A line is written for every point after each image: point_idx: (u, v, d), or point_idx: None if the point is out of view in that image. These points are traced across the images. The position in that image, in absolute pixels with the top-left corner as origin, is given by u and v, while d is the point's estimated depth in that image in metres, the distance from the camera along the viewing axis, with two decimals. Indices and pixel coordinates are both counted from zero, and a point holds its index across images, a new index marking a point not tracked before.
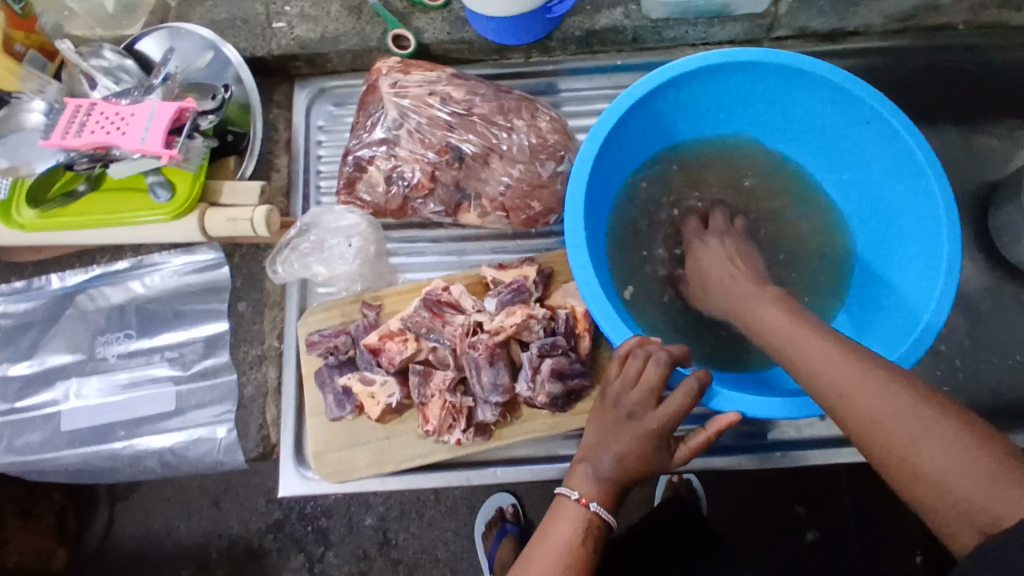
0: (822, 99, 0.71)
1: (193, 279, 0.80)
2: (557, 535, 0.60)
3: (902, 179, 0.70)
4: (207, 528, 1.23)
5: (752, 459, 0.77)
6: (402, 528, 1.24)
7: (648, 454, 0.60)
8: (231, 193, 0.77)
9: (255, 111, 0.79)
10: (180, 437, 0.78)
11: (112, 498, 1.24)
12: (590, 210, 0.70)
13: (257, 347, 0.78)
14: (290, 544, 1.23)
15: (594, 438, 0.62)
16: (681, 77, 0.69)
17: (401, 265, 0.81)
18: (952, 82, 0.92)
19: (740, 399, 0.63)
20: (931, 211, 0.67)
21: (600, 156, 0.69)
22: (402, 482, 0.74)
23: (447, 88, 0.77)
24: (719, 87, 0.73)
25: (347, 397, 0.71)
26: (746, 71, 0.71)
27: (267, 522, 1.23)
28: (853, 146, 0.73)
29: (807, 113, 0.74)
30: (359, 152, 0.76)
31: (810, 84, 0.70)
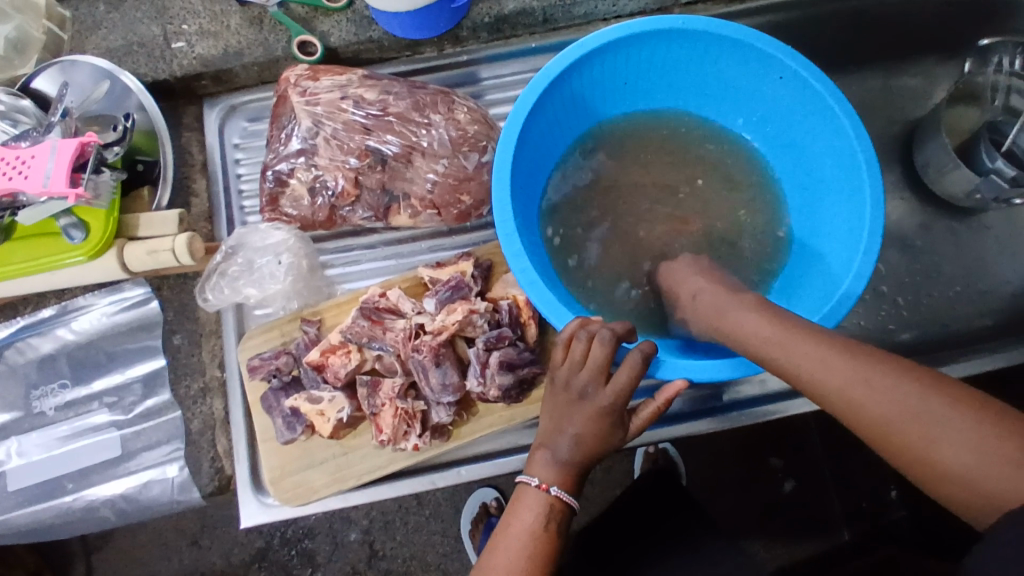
0: (735, 60, 0.72)
1: (123, 318, 0.77)
2: (521, 523, 0.59)
3: (820, 129, 0.70)
4: (189, 568, 1.20)
5: (712, 421, 0.78)
6: (387, 538, 1.22)
7: (603, 432, 0.60)
8: (148, 225, 0.74)
9: (163, 136, 0.76)
10: (132, 482, 0.75)
11: (87, 551, 1.21)
12: (517, 197, 0.69)
13: (199, 379, 0.75)
14: (277, 570, 1.21)
15: (549, 424, 0.62)
16: (593, 52, 0.69)
17: (339, 275, 0.79)
18: (862, 26, 0.93)
19: (684, 366, 0.63)
20: (851, 159, 0.68)
21: (520, 141, 0.68)
22: (366, 496, 0.72)
23: (359, 90, 0.75)
24: (632, 59, 0.73)
25: (296, 418, 0.69)
26: (656, 40, 0.71)
27: (249, 553, 1.21)
28: (771, 104, 0.74)
29: (723, 76, 0.74)
30: (278, 166, 0.75)
31: (720, 46, 0.71)
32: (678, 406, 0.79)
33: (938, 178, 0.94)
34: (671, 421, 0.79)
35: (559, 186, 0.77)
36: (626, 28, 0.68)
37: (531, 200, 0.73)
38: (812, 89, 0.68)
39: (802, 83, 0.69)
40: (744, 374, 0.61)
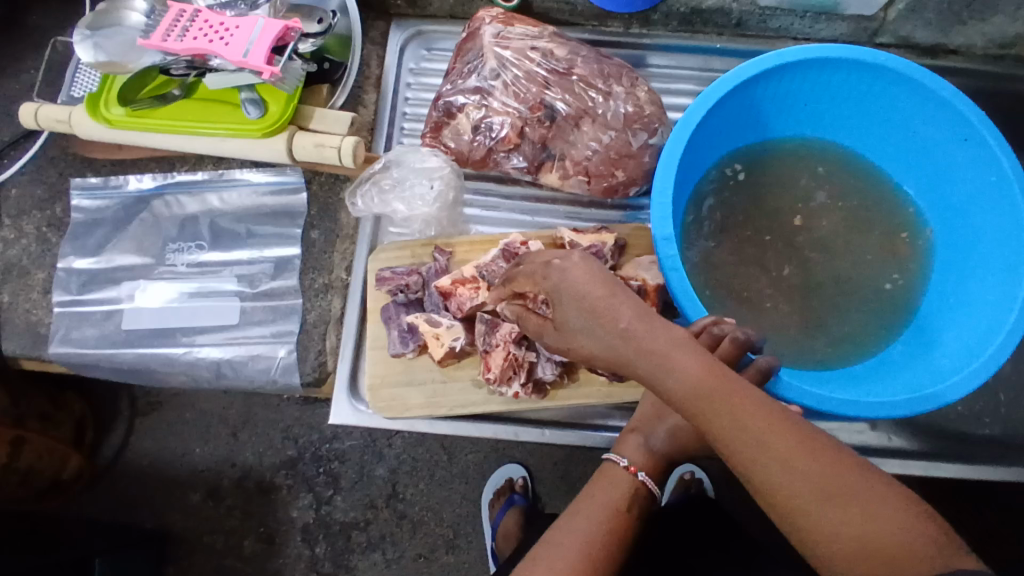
0: (922, 112, 0.71)
1: (271, 199, 0.81)
2: (601, 499, 0.59)
3: (986, 197, 0.69)
4: (222, 456, 1.26)
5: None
6: (411, 483, 1.25)
7: (705, 430, 0.60)
8: (321, 119, 0.77)
9: (355, 45, 0.80)
10: (239, 352, 0.77)
11: (134, 412, 1.26)
12: (677, 183, 0.69)
13: (324, 276, 0.78)
14: (300, 482, 1.25)
15: (652, 409, 0.63)
16: (785, 65, 0.69)
17: (473, 212, 0.81)
18: None
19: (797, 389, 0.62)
20: (1015, 239, 0.66)
21: (695, 131, 0.69)
22: (450, 428, 0.74)
23: (548, 44, 0.76)
24: (817, 82, 0.73)
25: (410, 335, 0.71)
26: (847, 70, 0.71)
27: (280, 458, 1.26)
28: (944, 167, 0.72)
29: (904, 124, 0.73)
30: (452, 98, 0.78)
31: (913, 92, 0.70)
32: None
33: None
34: None
35: (712, 185, 0.76)
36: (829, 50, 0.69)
37: (686, 191, 0.73)
38: (995, 161, 0.67)
39: (987, 151, 0.67)
40: (862, 414, 0.61)
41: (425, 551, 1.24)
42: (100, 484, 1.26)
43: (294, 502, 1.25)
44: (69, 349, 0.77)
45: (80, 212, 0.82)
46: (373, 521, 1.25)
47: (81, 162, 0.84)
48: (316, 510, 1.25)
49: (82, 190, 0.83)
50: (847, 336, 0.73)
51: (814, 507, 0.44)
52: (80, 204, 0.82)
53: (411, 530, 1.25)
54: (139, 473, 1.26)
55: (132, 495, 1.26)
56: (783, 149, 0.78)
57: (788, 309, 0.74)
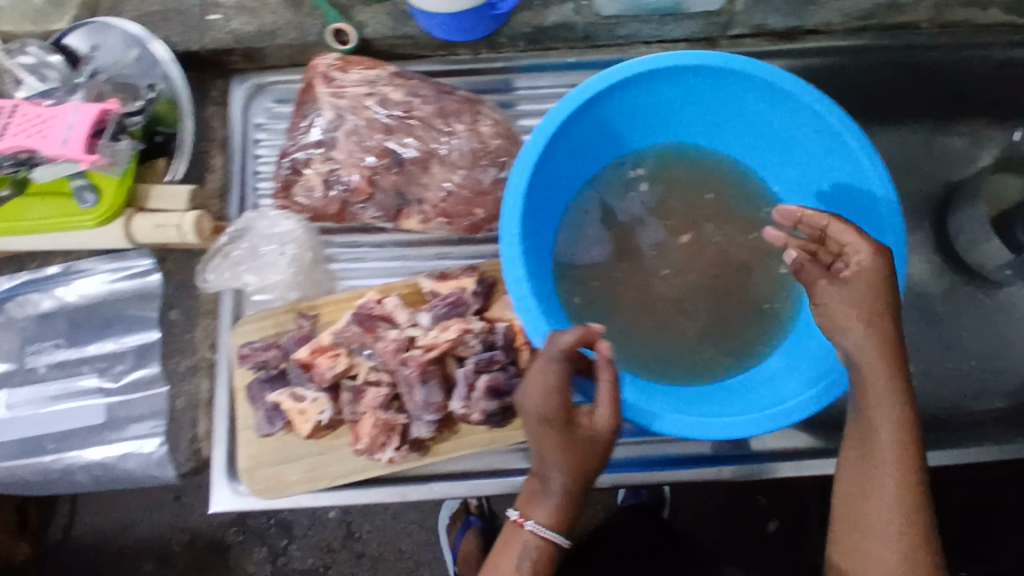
0: (778, 111, 0.69)
1: (123, 285, 0.77)
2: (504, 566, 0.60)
3: (849, 186, 0.67)
4: (169, 521, 1.21)
5: (694, 472, 0.75)
6: (366, 521, 1.22)
7: (562, 444, 0.58)
8: (159, 197, 0.73)
9: (185, 110, 0.75)
10: (111, 451, 0.74)
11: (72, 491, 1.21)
12: (527, 218, 0.66)
13: (188, 357, 0.75)
14: (253, 536, 1.22)
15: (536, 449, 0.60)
16: (626, 81, 0.66)
17: (339, 266, 0.78)
18: (922, 85, 0.89)
19: (652, 412, 0.61)
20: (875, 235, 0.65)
21: (539, 164, 0.66)
22: (337, 499, 0.72)
23: (386, 88, 0.73)
24: (666, 90, 0.70)
25: (277, 413, 0.69)
26: (693, 75, 0.68)
27: (228, 517, 1.22)
28: (806, 162, 0.71)
29: (762, 123, 0.71)
30: (295, 154, 0.74)
31: (763, 92, 0.68)
32: (656, 452, 0.76)
33: (969, 249, 0.92)
34: (661, 464, 0.76)
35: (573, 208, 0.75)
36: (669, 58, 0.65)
37: (543, 221, 0.71)
38: (852, 158, 0.66)
39: (843, 146, 0.66)
40: (721, 437, 0.60)
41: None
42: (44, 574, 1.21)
43: (249, 557, 1.22)
44: None
45: None
46: (331, 565, 1.22)
47: None
48: (272, 562, 1.22)
49: None
50: (721, 345, 0.73)
51: (876, 497, 0.55)
52: None
53: (371, 568, 1.22)
54: (86, 552, 1.21)
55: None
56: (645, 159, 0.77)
57: (660, 327, 0.74)
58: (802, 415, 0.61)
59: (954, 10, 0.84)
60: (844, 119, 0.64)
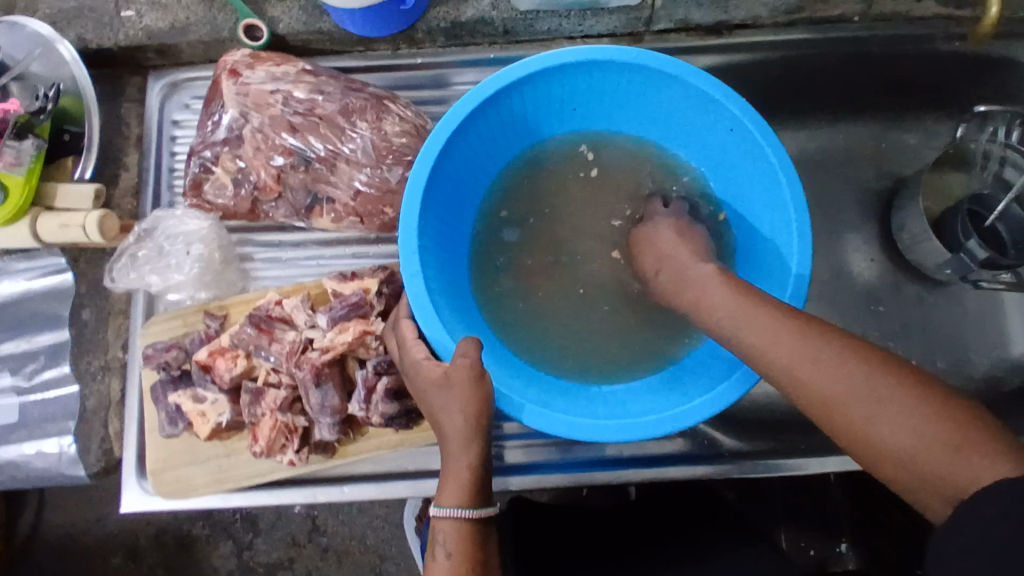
0: (691, 105, 0.67)
1: (37, 285, 0.76)
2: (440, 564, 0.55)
3: (760, 182, 0.66)
4: (136, 517, 1.23)
5: (607, 474, 0.74)
6: (331, 515, 1.23)
7: (462, 393, 0.57)
8: (63, 198, 0.73)
9: (92, 106, 0.75)
10: (23, 450, 0.74)
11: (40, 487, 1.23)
12: (428, 217, 0.65)
13: (100, 358, 0.75)
14: (219, 531, 1.23)
15: (442, 423, 0.58)
16: (531, 77, 0.65)
17: (254, 264, 0.77)
18: (858, 77, 0.87)
19: (545, 417, 0.60)
20: (785, 233, 0.65)
21: (440, 164, 0.64)
22: (246, 500, 0.71)
23: (291, 86, 0.72)
24: (577, 84, 0.68)
25: (179, 414, 0.68)
26: (601, 71, 0.66)
27: (196, 511, 1.23)
28: (721, 157, 0.70)
29: (676, 117, 0.70)
30: (203, 153, 0.73)
31: (674, 87, 0.66)
32: (566, 455, 0.74)
33: (910, 246, 0.88)
34: (581, 466, 0.74)
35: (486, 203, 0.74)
36: (574, 54, 0.63)
37: (451, 219, 0.70)
38: (761, 155, 0.65)
39: (753, 142, 0.64)
40: (611, 440, 0.59)
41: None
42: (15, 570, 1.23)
43: (215, 552, 1.23)
44: None
45: None
46: (297, 559, 1.23)
47: None
48: (238, 557, 1.23)
49: None
50: (636, 345, 0.72)
51: (873, 421, 0.46)
52: None
53: (336, 561, 1.23)
54: (52, 549, 1.23)
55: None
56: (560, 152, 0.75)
57: (570, 324, 0.73)
58: (695, 422, 0.60)
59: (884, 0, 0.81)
60: (753, 115, 0.63)
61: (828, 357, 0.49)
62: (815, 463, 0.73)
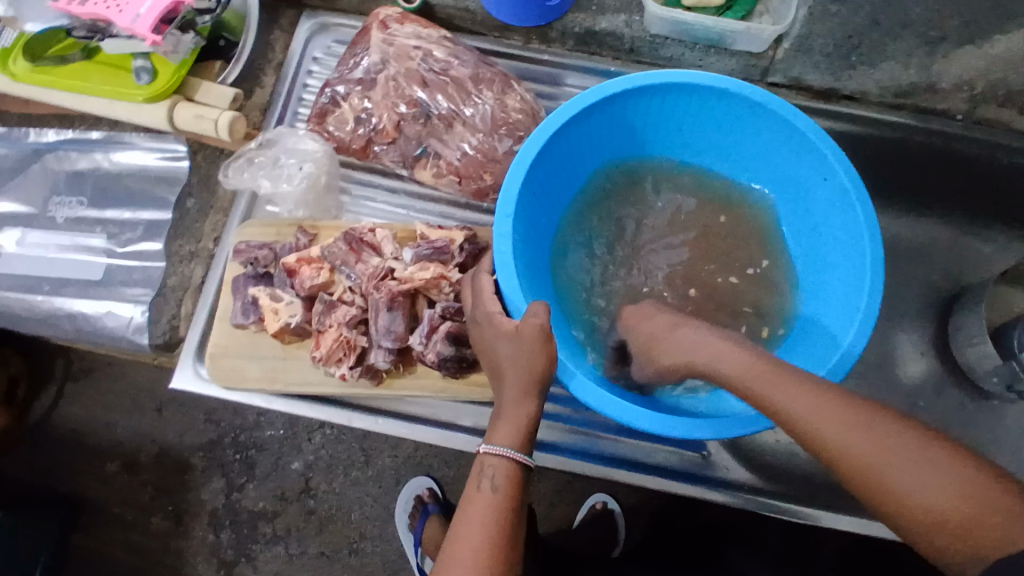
0: (794, 154, 0.72)
1: (155, 165, 0.83)
2: (476, 510, 0.59)
3: (842, 232, 0.70)
4: (144, 430, 1.26)
5: (627, 474, 0.76)
6: (325, 480, 1.25)
7: (529, 352, 0.62)
8: (205, 92, 0.80)
9: (251, 23, 0.82)
10: (95, 308, 0.79)
11: (66, 377, 1.27)
12: (528, 189, 0.69)
13: (192, 244, 0.80)
14: (215, 466, 1.25)
15: (507, 373, 0.63)
16: (649, 89, 0.69)
17: (350, 201, 0.83)
18: (957, 177, 0.88)
19: (593, 392, 0.63)
20: (857, 283, 0.67)
21: (550, 145, 0.69)
22: (286, 406, 0.75)
23: (432, 46, 0.79)
24: (689, 106, 0.73)
25: (253, 308, 0.73)
26: (715, 98, 0.71)
27: (200, 440, 1.26)
28: (811, 207, 0.73)
29: (778, 162, 0.74)
30: (337, 87, 0.80)
31: (784, 133, 0.71)
32: (599, 448, 0.77)
33: (963, 349, 0.90)
34: (604, 461, 0.76)
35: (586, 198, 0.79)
36: (694, 77, 0.68)
37: (552, 202, 0.75)
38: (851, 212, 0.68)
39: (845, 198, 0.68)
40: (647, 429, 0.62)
41: (328, 550, 1.25)
42: (20, 449, 1.27)
43: (207, 485, 1.26)
44: None
45: None
46: (281, 513, 1.25)
47: None
48: (226, 495, 1.25)
49: None
50: None
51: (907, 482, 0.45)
52: None
53: (317, 527, 1.25)
54: (60, 437, 1.27)
55: (49, 461, 1.27)
56: (662, 170, 0.81)
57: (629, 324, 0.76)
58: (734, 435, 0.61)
59: (989, 107, 0.83)
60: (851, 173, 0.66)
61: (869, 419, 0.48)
62: (828, 518, 0.74)
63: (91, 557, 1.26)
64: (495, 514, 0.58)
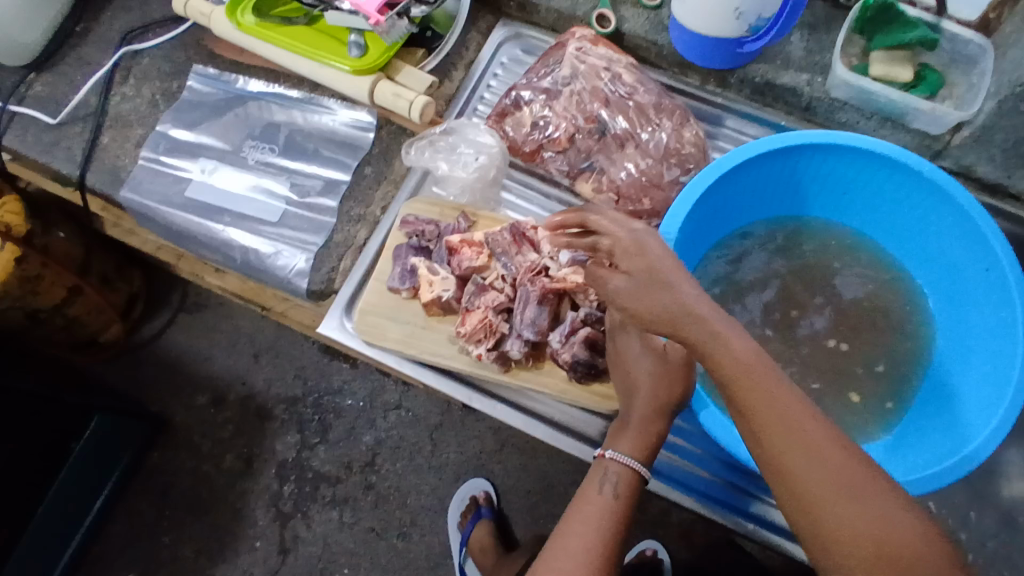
0: (964, 247, 0.71)
1: (344, 130, 0.91)
2: (590, 509, 0.62)
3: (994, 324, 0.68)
4: (238, 372, 1.34)
5: (719, 513, 0.73)
6: (390, 459, 1.30)
7: (664, 374, 0.65)
8: (406, 75, 0.87)
9: (458, 23, 0.91)
10: (266, 245, 0.86)
11: (181, 306, 1.37)
12: (691, 217, 0.72)
13: (361, 208, 0.87)
14: (294, 421, 1.32)
15: (640, 390, 0.66)
16: (826, 146, 0.72)
17: (505, 198, 0.88)
18: None
19: (720, 423, 0.64)
20: (1002, 375, 0.65)
21: (721, 179, 0.72)
22: (414, 372, 0.80)
23: (621, 70, 0.84)
24: (860, 172, 0.75)
25: (409, 276, 0.78)
26: (889, 167, 0.73)
27: (286, 393, 1.33)
28: (968, 307, 0.72)
29: (944, 253, 0.74)
30: (523, 91, 0.86)
31: (958, 222, 0.71)
32: (707, 487, 0.75)
33: None
34: (697, 495, 0.74)
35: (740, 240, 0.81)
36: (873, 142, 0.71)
37: (710, 234, 0.78)
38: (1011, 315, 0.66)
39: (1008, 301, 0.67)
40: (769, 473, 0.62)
41: (378, 526, 1.27)
42: (118, 365, 1.34)
43: (282, 437, 1.31)
44: (135, 198, 0.88)
45: (190, 92, 0.94)
46: (342, 481, 1.29)
47: (207, 57, 0.96)
48: (297, 451, 1.30)
49: (201, 76, 0.95)
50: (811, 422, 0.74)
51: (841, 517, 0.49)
52: (196, 87, 0.95)
53: (373, 503, 1.28)
54: (161, 362, 1.35)
55: (144, 381, 1.34)
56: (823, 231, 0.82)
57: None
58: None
59: None
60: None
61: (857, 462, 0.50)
62: None
63: (151, 480, 1.30)
64: (609, 519, 0.61)
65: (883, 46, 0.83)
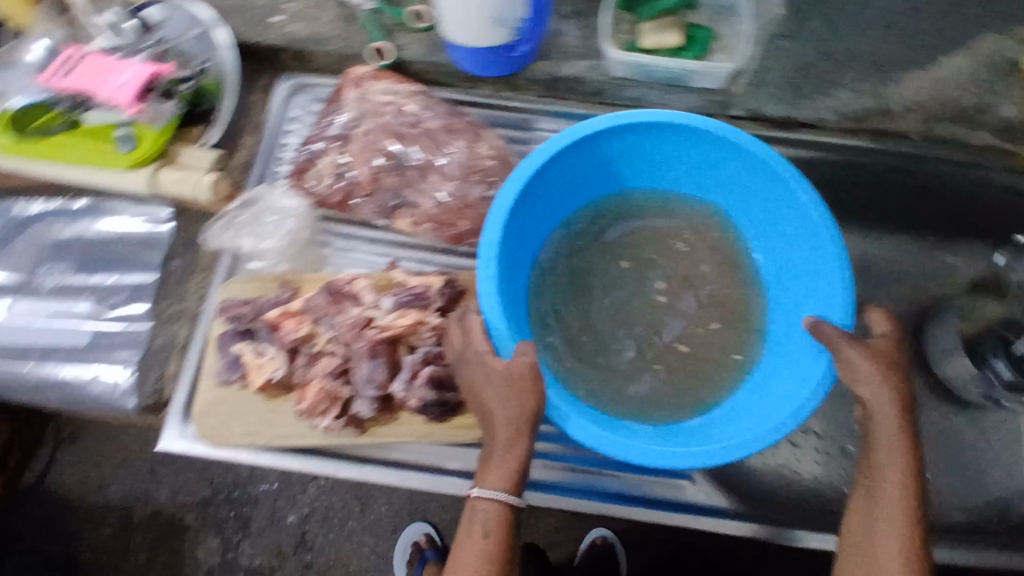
0: (778, 216, 0.74)
1: (138, 230, 0.85)
2: (469, 550, 0.62)
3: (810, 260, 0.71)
4: (136, 492, 1.23)
5: (621, 509, 0.76)
6: (321, 532, 1.22)
7: (515, 395, 0.63)
8: (188, 157, 0.83)
9: (230, 87, 0.85)
10: (83, 373, 0.79)
11: (58, 438, 1.24)
12: (509, 231, 0.70)
13: (177, 305, 0.82)
14: (210, 525, 1.22)
15: (499, 419, 0.63)
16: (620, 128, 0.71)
17: (330, 250, 0.83)
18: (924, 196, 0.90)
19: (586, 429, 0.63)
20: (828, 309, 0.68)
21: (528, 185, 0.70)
22: (274, 460, 0.75)
23: (404, 100, 0.82)
24: (660, 141, 0.75)
25: (238, 365, 0.74)
26: (685, 133, 0.72)
27: (192, 499, 1.23)
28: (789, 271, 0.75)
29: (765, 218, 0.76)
30: (314, 144, 0.83)
31: (770, 189, 0.73)
32: (605, 486, 0.77)
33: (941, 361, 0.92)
34: (590, 494, 0.77)
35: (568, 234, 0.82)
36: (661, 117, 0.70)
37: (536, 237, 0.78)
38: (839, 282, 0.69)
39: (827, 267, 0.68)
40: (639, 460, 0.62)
41: None
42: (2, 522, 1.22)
43: (201, 544, 1.22)
44: None
45: None
46: (277, 570, 1.22)
47: None
48: (221, 554, 1.22)
49: None
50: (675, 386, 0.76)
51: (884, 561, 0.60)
52: None
53: None
54: (48, 506, 1.23)
55: (33, 534, 1.22)
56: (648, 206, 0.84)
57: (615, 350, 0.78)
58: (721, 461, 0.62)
59: (943, 125, 0.85)
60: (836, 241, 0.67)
61: (886, 515, 0.61)
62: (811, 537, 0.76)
63: None
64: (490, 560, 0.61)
65: (649, 16, 0.85)
